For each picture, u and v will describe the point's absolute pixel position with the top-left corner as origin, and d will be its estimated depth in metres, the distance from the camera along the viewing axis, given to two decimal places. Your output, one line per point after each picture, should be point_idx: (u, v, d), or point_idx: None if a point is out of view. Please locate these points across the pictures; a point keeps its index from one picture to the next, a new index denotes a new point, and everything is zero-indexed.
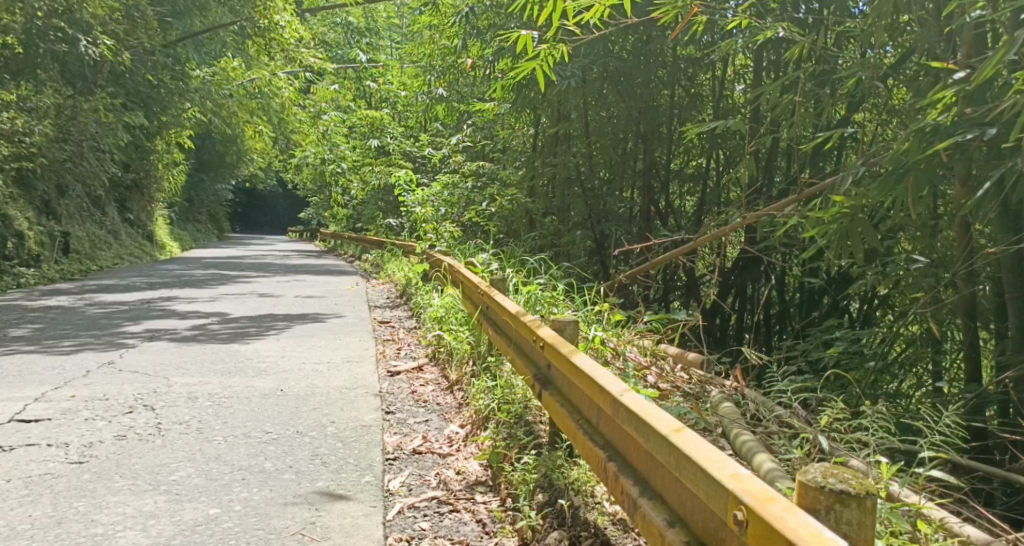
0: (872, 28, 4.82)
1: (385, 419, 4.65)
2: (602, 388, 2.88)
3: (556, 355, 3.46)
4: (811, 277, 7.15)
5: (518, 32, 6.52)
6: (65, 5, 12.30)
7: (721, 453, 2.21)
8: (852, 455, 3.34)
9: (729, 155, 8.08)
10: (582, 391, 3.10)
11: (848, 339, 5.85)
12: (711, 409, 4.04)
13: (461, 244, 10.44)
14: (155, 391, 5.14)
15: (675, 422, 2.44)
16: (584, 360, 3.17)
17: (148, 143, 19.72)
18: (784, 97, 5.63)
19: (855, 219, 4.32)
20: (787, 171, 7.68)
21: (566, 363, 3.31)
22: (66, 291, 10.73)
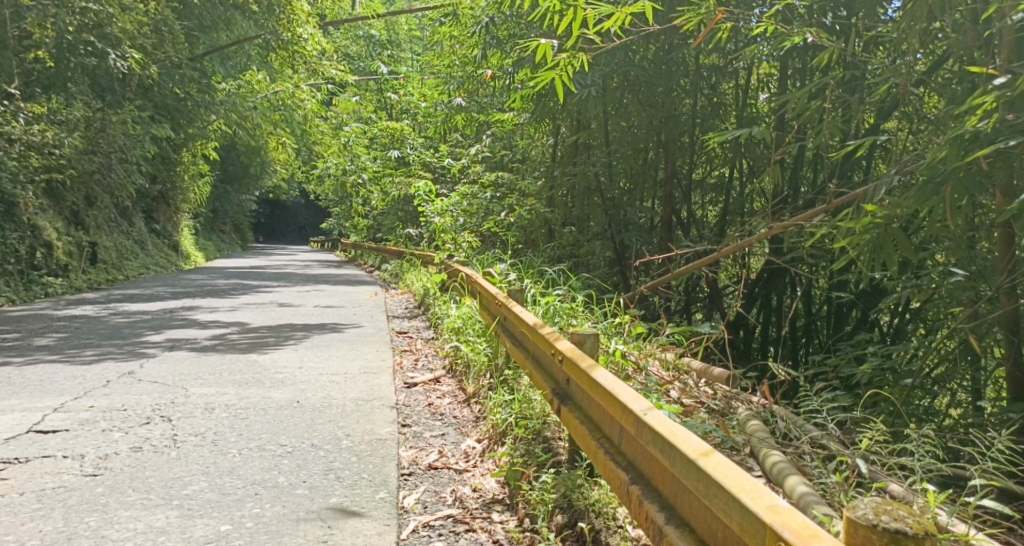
0: (905, 35, 4.73)
1: (401, 432, 4.57)
2: (624, 406, 2.78)
3: (576, 369, 3.36)
4: (839, 290, 7.02)
5: (539, 41, 6.46)
6: (96, 20, 12.42)
7: (755, 481, 2.12)
8: (892, 480, 3.28)
9: (753, 164, 7.98)
10: (603, 408, 3.01)
11: (880, 355, 5.72)
12: (739, 427, 3.93)
13: (480, 255, 10.37)
14: (172, 401, 5.09)
15: (704, 445, 2.34)
16: (604, 376, 3.07)
17: (173, 154, 19.82)
18: (812, 105, 5.55)
19: (888, 231, 4.21)
20: (813, 181, 7.58)
21: (585, 378, 3.22)
22: (90, 301, 10.76)
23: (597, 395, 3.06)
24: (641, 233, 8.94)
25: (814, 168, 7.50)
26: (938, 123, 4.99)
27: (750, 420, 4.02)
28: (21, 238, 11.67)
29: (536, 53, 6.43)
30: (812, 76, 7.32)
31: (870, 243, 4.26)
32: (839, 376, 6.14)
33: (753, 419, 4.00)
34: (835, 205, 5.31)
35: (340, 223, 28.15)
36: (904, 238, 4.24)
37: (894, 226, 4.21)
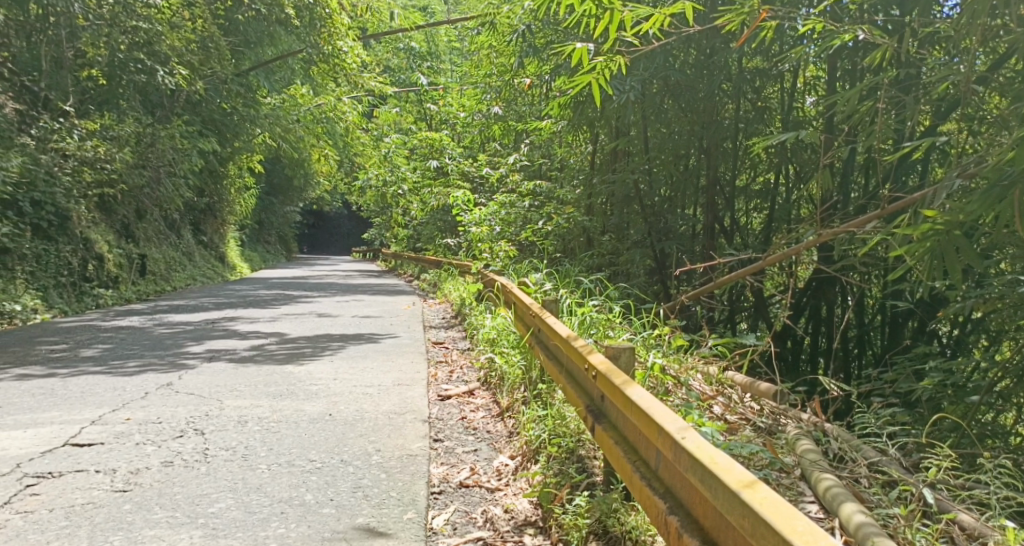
0: (965, 30, 4.56)
1: (433, 448, 4.45)
2: (659, 428, 2.63)
3: (609, 386, 3.21)
4: (894, 299, 6.80)
5: (574, 45, 6.34)
6: (146, 39, 12.67)
7: (807, 521, 1.98)
8: (960, 511, 3.18)
9: (800, 170, 7.84)
10: (637, 428, 2.86)
11: (942, 369, 5.49)
12: (788, 447, 3.77)
13: (517, 264, 10.24)
14: (207, 414, 4.96)
15: (748, 476, 2.20)
16: (638, 394, 2.93)
17: (221, 167, 20.01)
18: (865, 103, 5.49)
19: (951, 236, 4.29)
20: (865, 187, 7.39)
21: (619, 395, 3.08)
22: (138, 312, 10.81)
23: (631, 415, 2.91)
24: (683, 242, 8.76)
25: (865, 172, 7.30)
26: (1002, 123, 4.82)
27: (798, 439, 3.86)
28: (74, 251, 11.78)
29: (572, 57, 6.31)
30: (861, 77, 7.12)
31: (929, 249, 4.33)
32: (897, 392, 5.90)
33: (803, 439, 3.84)
34: (890, 211, 5.14)
35: (380, 233, 28.23)
36: (966, 245, 4.31)
37: (953, 232, 4.28)
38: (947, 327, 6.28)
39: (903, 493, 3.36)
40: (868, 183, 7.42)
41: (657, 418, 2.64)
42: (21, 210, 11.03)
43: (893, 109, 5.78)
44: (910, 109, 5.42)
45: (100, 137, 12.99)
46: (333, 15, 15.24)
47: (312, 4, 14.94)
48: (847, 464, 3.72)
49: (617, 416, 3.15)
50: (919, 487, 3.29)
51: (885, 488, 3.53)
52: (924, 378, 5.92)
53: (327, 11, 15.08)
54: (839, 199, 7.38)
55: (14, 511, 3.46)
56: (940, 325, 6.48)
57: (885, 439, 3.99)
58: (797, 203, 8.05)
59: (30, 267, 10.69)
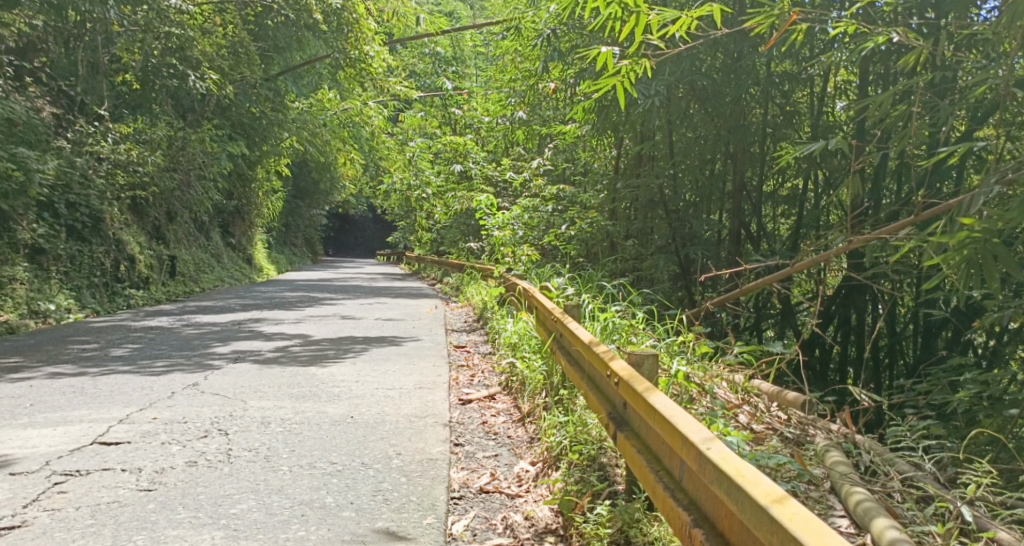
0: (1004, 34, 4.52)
1: (453, 452, 4.47)
2: (684, 438, 2.61)
3: (632, 394, 3.20)
4: (927, 308, 6.74)
5: (600, 49, 6.35)
6: (179, 44, 12.85)
7: (838, 537, 1.95)
8: (998, 526, 3.14)
9: (830, 175, 7.82)
10: (661, 438, 2.84)
11: (977, 380, 5.44)
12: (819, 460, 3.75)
13: (540, 268, 10.25)
14: (231, 414, 5.00)
15: (776, 489, 2.17)
16: (661, 402, 2.91)
17: (250, 170, 20.18)
18: (901, 107, 5.43)
19: (987, 243, 4.39)
20: (896, 192, 7.36)
21: (641, 403, 3.06)
22: (166, 312, 10.93)
23: (654, 424, 2.90)
24: (708, 247, 8.72)
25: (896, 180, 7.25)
26: None
27: (828, 452, 3.86)
28: (107, 252, 11.93)
29: (598, 61, 6.31)
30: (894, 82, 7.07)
31: (966, 256, 4.43)
32: (930, 403, 5.83)
33: (833, 453, 3.84)
34: (926, 217, 5.18)
35: (404, 236, 28.32)
36: (1003, 252, 4.41)
37: (990, 240, 4.38)
38: (982, 337, 6.22)
39: (940, 510, 3.32)
40: (899, 189, 7.36)
41: (681, 428, 2.62)
42: (56, 212, 11.20)
43: (925, 115, 5.74)
44: (944, 113, 5.40)
45: (133, 140, 13.16)
46: (360, 20, 15.37)
47: (340, 9, 15.05)
48: (879, 478, 3.71)
49: (640, 425, 3.14)
50: (955, 502, 3.25)
51: (922, 505, 3.48)
52: (956, 390, 5.85)
53: (354, 16, 15.22)
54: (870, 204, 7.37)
55: (41, 509, 3.51)
56: (975, 335, 6.42)
57: (919, 452, 3.95)
58: (827, 209, 7.98)
59: (64, 267, 10.85)
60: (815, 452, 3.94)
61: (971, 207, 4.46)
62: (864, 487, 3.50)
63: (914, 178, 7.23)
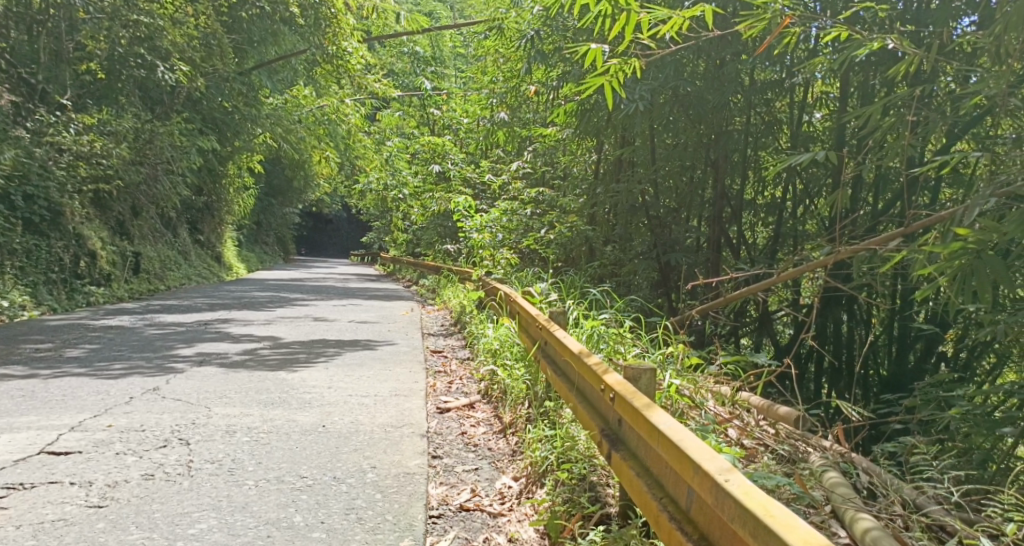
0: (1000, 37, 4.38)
1: (431, 466, 4.22)
2: (696, 466, 2.38)
3: (629, 411, 2.97)
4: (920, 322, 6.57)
5: (588, 47, 6.08)
6: (148, 32, 12.51)
7: None
8: None
9: (808, 186, 7.71)
10: (665, 463, 2.61)
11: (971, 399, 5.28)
12: (821, 484, 3.54)
13: (519, 273, 10.01)
14: (193, 422, 4.70)
15: (814, 535, 1.95)
16: (666, 423, 2.68)
17: (221, 166, 19.73)
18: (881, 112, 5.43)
19: (981, 256, 4.22)
20: (877, 205, 7.23)
21: (641, 422, 2.84)
22: (129, 311, 10.53)
23: (657, 447, 2.67)
24: (690, 255, 8.53)
25: (876, 191, 7.15)
26: None
27: (826, 472, 3.66)
28: (66, 247, 11.51)
29: (586, 58, 6.03)
30: (875, 91, 7.02)
31: (960, 270, 4.26)
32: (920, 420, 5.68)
33: (832, 472, 3.63)
34: (916, 227, 5.03)
35: (379, 236, 27.93)
36: (1000, 267, 4.24)
37: (985, 252, 4.21)
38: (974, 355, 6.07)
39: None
40: (881, 201, 7.23)
41: (692, 454, 2.40)
42: (13, 204, 10.77)
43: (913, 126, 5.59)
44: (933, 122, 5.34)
45: (98, 131, 12.78)
46: (338, 15, 15.05)
47: (317, 3, 14.80)
48: (884, 504, 3.50)
49: (638, 445, 2.91)
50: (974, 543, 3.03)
51: (933, 537, 3.27)
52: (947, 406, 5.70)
53: (332, 10, 14.88)
54: (850, 216, 7.26)
55: None
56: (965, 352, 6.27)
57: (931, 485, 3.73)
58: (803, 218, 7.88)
59: (21, 263, 10.44)
60: (813, 471, 3.73)
61: (965, 218, 4.32)
62: (869, 513, 3.28)
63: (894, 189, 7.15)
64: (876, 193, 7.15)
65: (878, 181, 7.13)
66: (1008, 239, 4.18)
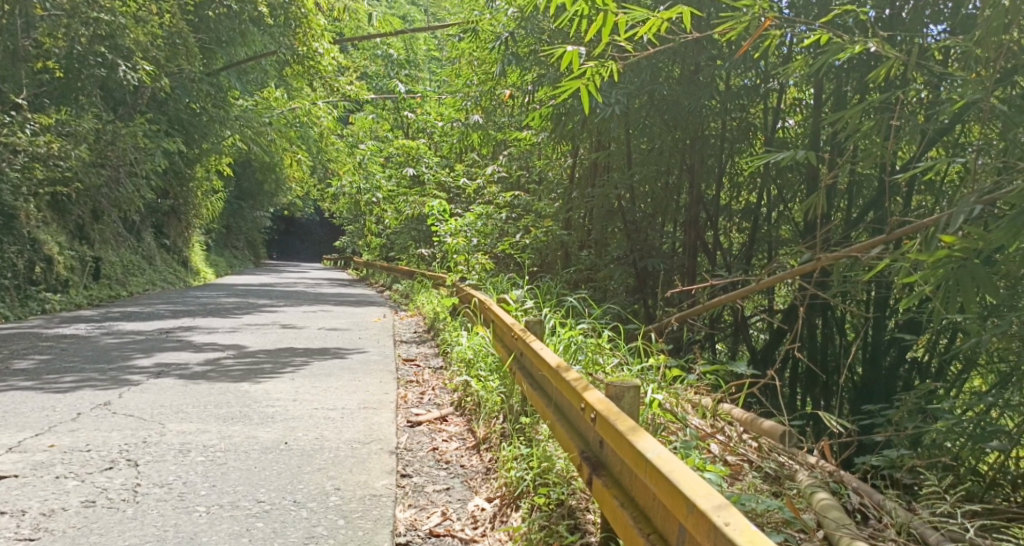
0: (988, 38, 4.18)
1: (399, 486, 3.95)
2: (690, 503, 2.15)
3: (613, 435, 2.74)
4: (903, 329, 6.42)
5: (563, 48, 5.78)
6: (108, 31, 12.10)
7: None
8: None
9: (784, 192, 7.56)
10: (654, 496, 2.39)
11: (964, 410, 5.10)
12: (811, 508, 3.34)
13: (493, 278, 9.77)
14: (144, 441, 4.41)
15: None
16: (655, 451, 2.45)
17: (187, 169, 19.28)
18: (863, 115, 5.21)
19: (966, 265, 4.03)
20: (851, 212, 7.08)
21: (626, 447, 2.61)
22: (87, 319, 10.15)
23: (645, 478, 2.44)
24: (667, 260, 8.33)
25: (850, 197, 7.02)
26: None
27: (816, 493, 3.44)
28: (20, 252, 11.09)
29: (562, 61, 5.76)
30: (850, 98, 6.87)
31: (946, 278, 4.06)
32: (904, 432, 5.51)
33: (822, 494, 3.41)
34: (897, 235, 4.83)
35: (353, 241, 27.52)
36: (985, 275, 4.05)
37: (971, 260, 4.01)
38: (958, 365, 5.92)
39: None
40: (858, 207, 7.07)
41: (685, 490, 2.17)
42: None
43: (893, 132, 5.41)
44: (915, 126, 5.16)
45: (56, 133, 12.34)
46: (308, 15, 14.68)
47: (287, 3, 14.43)
48: (879, 531, 3.29)
49: (622, 472, 2.69)
50: None
51: None
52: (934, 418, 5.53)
53: (302, 11, 14.51)
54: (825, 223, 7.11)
55: None
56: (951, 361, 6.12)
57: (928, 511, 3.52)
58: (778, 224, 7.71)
59: None
60: (802, 492, 3.52)
61: (950, 224, 4.11)
62: (866, 539, 3.07)
63: (869, 194, 7.01)
64: (850, 199, 7.02)
65: (853, 186, 6.98)
66: (994, 247, 3.99)
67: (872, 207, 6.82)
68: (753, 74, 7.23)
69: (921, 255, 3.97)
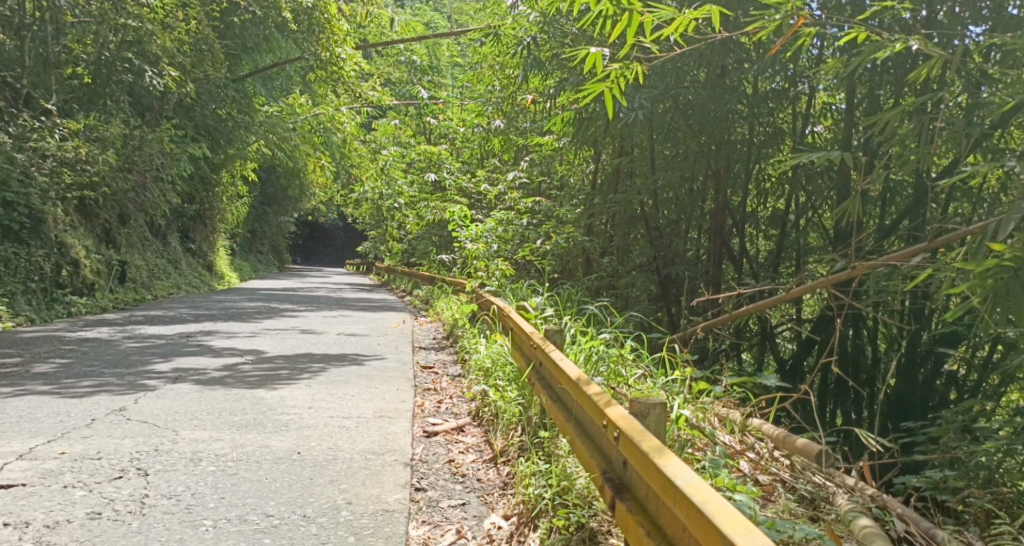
0: None
1: (413, 501, 3.82)
2: (728, 541, 1.99)
3: (638, 458, 2.59)
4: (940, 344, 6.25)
5: (587, 50, 5.59)
6: (136, 38, 12.13)
7: None
8: None
9: (814, 198, 7.39)
10: (685, 527, 2.24)
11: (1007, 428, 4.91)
12: (852, 535, 3.24)
13: (514, 285, 9.66)
14: (156, 449, 4.31)
15: None
16: (685, 479, 2.30)
17: (213, 174, 19.34)
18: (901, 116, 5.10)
19: (1019, 273, 3.85)
20: (883, 220, 6.90)
21: (654, 473, 2.45)
22: (109, 323, 10.11)
23: (676, 508, 2.29)
24: (692, 267, 8.15)
25: (882, 203, 6.82)
26: None
27: (858, 519, 3.34)
28: (46, 256, 11.10)
29: (586, 63, 5.58)
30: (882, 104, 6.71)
31: (997, 288, 3.89)
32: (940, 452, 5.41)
33: (864, 520, 3.31)
34: (940, 242, 4.72)
35: (374, 246, 27.46)
36: None
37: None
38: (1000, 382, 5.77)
39: None
40: (892, 214, 6.87)
41: (720, 525, 2.03)
42: None
43: (931, 136, 5.25)
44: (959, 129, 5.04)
45: (84, 138, 12.39)
46: (332, 21, 14.61)
47: (310, 8, 14.38)
48: None
49: (648, 497, 2.54)
50: None
51: None
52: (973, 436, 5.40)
53: (326, 16, 14.47)
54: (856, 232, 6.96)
55: None
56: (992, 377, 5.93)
57: None
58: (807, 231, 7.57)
59: None
60: (843, 518, 3.41)
61: (999, 232, 3.96)
62: None
63: (903, 200, 6.81)
64: (882, 206, 6.83)
65: (885, 194, 6.80)
66: None
67: (906, 214, 6.62)
68: (781, 78, 7.05)
69: (969, 263, 3.81)
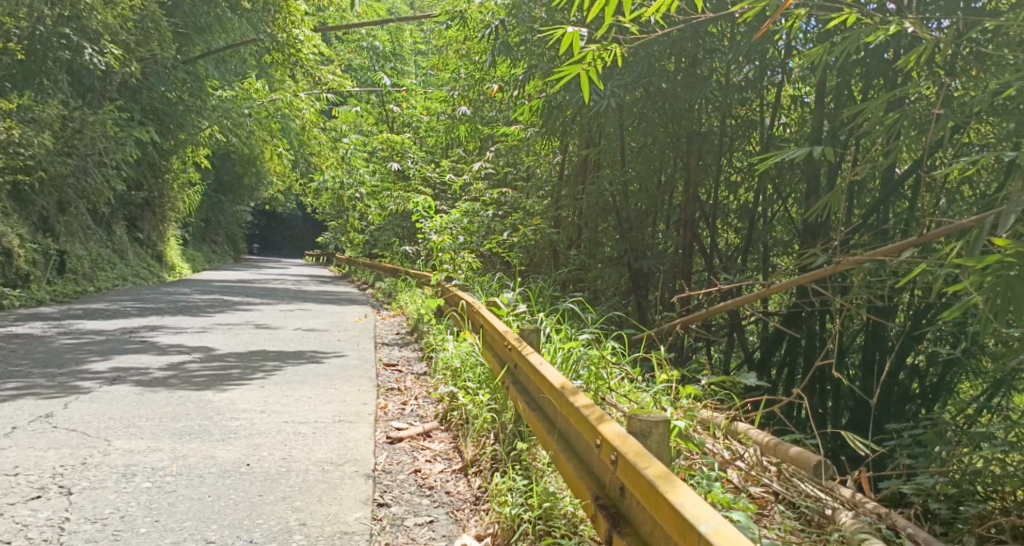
0: None
1: (376, 520, 3.41)
2: None
3: (645, 493, 2.26)
4: (926, 343, 5.95)
5: (560, 29, 5.04)
6: (74, 11, 11.46)
7: None
8: None
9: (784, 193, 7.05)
10: None
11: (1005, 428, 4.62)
12: None
13: (479, 278, 9.24)
14: (84, 462, 3.84)
15: None
16: (707, 526, 1.97)
17: (162, 160, 18.61)
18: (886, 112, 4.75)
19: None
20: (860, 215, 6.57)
21: (665, 511, 2.13)
22: (45, 317, 9.50)
23: None
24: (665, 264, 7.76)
25: (851, 199, 6.36)
26: None
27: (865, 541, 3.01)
28: None
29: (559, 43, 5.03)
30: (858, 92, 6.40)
31: (999, 288, 3.54)
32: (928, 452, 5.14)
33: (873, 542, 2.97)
34: (926, 238, 4.27)
35: (335, 237, 26.79)
36: None
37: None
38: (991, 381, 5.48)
39: None
40: (861, 211, 6.50)
41: None
42: None
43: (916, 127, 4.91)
44: (943, 120, 4.71)
45: (18, 119, 11.67)
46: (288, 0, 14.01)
47: None
48: None
49: (658, 537, 2.22)
50: None
51: None
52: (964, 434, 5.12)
53: None
54: (829, 228, 6.65)
55: None
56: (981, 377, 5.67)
57: None
58: (777, 227, 7.24)
59: None
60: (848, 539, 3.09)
61: (997, 226, 3.56)
62: None
63: (872, 197, 6.45)
64: (851, 202, 6.38)
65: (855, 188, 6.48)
66: None
67: (876, 210, 6.26)
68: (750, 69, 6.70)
69: (967, 261, 3.44)
